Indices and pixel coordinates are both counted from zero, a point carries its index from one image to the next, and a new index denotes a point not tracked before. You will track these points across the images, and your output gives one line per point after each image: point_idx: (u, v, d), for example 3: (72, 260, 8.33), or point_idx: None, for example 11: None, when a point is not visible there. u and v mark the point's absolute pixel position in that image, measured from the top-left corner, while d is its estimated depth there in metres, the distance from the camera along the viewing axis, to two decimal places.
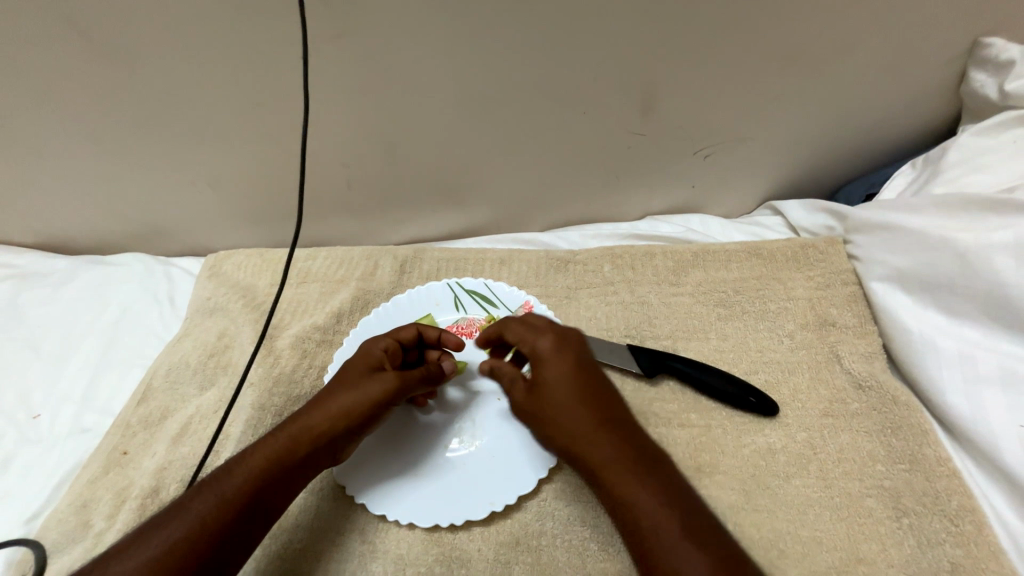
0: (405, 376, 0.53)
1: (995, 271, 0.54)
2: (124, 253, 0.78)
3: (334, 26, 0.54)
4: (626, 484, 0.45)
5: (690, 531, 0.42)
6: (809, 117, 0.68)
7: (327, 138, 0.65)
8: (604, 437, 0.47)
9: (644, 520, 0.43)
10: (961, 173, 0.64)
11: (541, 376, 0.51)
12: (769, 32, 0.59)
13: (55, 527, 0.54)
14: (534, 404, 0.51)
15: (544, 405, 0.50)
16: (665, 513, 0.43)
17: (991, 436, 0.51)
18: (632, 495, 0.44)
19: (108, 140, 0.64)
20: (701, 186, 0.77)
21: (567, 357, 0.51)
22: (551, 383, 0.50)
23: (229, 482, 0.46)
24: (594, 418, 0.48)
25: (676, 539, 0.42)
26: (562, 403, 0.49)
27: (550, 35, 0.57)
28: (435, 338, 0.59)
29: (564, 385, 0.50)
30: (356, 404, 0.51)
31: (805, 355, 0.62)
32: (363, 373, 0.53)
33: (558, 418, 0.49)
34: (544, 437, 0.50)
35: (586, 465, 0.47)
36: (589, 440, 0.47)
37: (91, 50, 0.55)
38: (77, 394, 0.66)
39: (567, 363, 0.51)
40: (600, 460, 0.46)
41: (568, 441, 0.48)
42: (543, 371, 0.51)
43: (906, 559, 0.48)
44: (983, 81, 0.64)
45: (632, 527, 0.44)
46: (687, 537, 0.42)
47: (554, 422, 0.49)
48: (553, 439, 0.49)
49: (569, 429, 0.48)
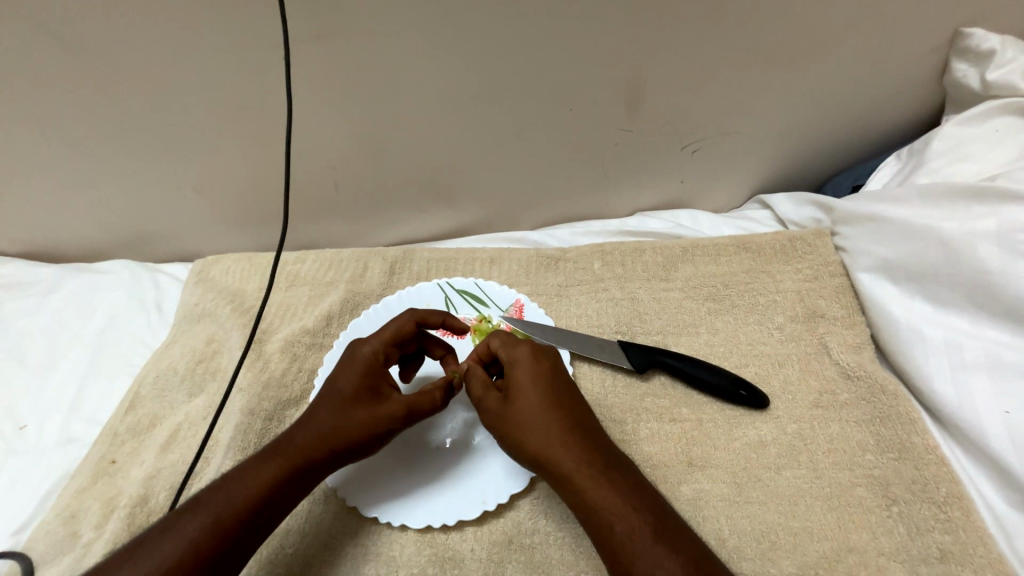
0: (412, 406, 0.51)
1: (979, 260, 0.54)
2: (109, 260, 0.78)
3: (315, 27, 0.54)
4: (596, 488, 0.45)
5: (663, 536, 0.43)
6: (794, 110, 0.69)
7: (312, 140, 0.64)
8: (578, 443, 0.47)
9: (618, 526, 0.43)
10: (945, 163, 0.65)
11: (516, 382, 0.50)
12: (752, 26, 0.59)
13: (43, 538, 0.53)
14: (505, 410, 0.49)
15: (517, 411, 0.49)
16: (637, 519, 0.43)
17: (978, 423, 0.52)
18: (604, 501, 0.44)
19: (90, 147, 0.63)
20: (689, 180, 0.77)
21: (541, 365, 0.52)
22: (528, 387, 0.50)
23: (225, 504, 0.45)
24: (568, 423, 0.48)
25: (649, 545, 0.42)
26: (535, 408, 0.49)
27: (534, 33, 0.57)
28: (438, 323, 0.59)
29: (538, 390, 0.50)
30: (356, 431, 0.50)
31: (794, 347, 0.62)
32: (364, 393, 0.52)
33: (531, 423, 0.48)
34: (512, 444, 0.49)
35: (559, 471, 0.46)
36: (563, 445, 0.47)
37: (71, 56, 0.54)
38: (64, 404, 0.65)
39: (540, 371, 0.51)
40: (573, 466, 0.46)
41: (540, 446, 0.47)
42: (518, 377, 0.51)
43: (896, 547, 0.49)
44: (965, 71, 0.64)
45: (605, 534, 0.43)
46: (661, 543, 0.42)
47: (526, 427, 0.48)
48: (524, 445, 0.48)
49: (543, 434, 0.47)
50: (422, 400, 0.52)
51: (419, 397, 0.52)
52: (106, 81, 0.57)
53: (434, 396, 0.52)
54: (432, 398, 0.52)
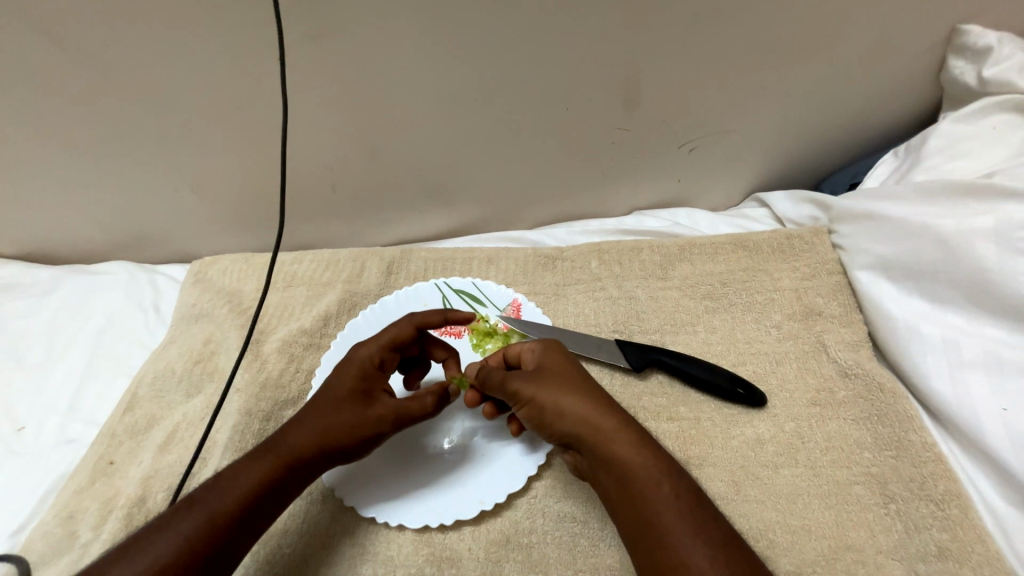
0: (401, 413, 0.52)
1: (977, 255, 0.54)
2: (107, 261, 0.78)
3: (310, 28, 0.54)
4: (636, 451, 0.45)
5: (701, 502, 0.44)
6: (791, 108, 0.69)
7: (309, 141, 0.64)
8: (617, 412, 0.48)
9: (664, 484, 0.43)
10: (941, 161, 0.64)
11: (552, 359, 0.52)
12: (747, 24, 0.59)
13: (40, 539, 0.53)
14: (543, 378, 0.50)
15: (557, 379, 0.50)
16: (678, 483, 0.44)
17: (976, 420, 0.52)
18: (648, 463, 0.45)
19: (86, 147, 0.63)
20: (687, 179, 0.77)
21: (568, 352, 0.54)
22: (562, 365, 0.52)
23: (217, 503, 0.45)
24: (604, 396, 0.49)
25: (692, 507, 0.43)
26: (575, 379, 0.50)
27: (529, 32, 0.57)
28: (439, 321, 0.59)
29: (575, 367, 0.52)
30: (347, 435, 0.50)
31: (792, 346, 0.62)
32: (357, 396, 0.52)
33: (573, 389, 0.49)
34: (552, 407, 0.48)
35: (602, 433, 0.46)
36: (605, 410, 0.48)
37: (66, 57, 0.54)
38: (61, 405, 0.65)
39: (569, 356, 0.53)
40: (618, 428, 0.46)
41: (585, 409, 0.47)
42: (553, 356, 0.52)
43: (893, 544, 0.49)
44: (961, 68, 0.64)
45: (652, 495, 0.43)
46: (701, 508, 0.43)
47: (569, 391, 0.48)
48: (565, 408, 0.48)
49: (584, 399, 0.48)
50: (412, 407, 0.52)
51: (408, 404, 0.52)
52: (102, 82, 0.57)
53: (425, 402, 0.53)
54: (422, 405, 0.53)
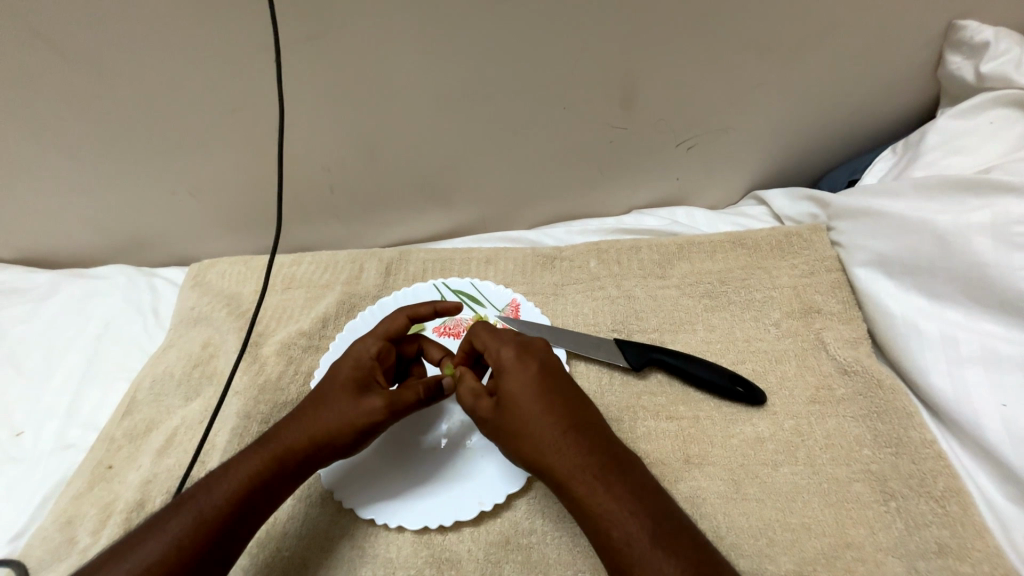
0: (395, 403, 0.51)
1: (973, 251, 0.54)
2: (106, 265, 0.78)
3: (305, 30, 0.54)
4: (591, 496, 0.44)
5: (663, 538, 0.42)
6: (788, 105, 0.69)
7: (307, 143, 0.64)
8: (571, 448, 0.46)
9: (616, 532, 0.43)
10: (938, 156, 0.64)
11: (505, 387, 0.49)
12: (743, 21, 0.59)
13: (39, 544, 0.53)
14: (499, 416, 0.49)
15: (509, 419, 0.48)
16: (635, 523, 0.43)
17: (974, 415, 0.51)
18: (602, 509, 0.44)
19: (81, 150, 0.63)
20: (685, 177, 0.77)
21: (529, 368, 0.50)
22: (516, 394, 0.48)
23: (208, 501, 0.45)
24: (558, 427, 0.47)
25: (648, 550, 0.42)
26: (527, 414, 0.47)
27: (524, 32, 0.57)
28: (430, 313, 0.58)
29: (529, 393, 0.48)
30: (338, 428, 0.49)
31: (791, 343, 0.62)
32: (351, 386, 0.51)
33: (522, 431, 0.47)
34: (509, 451, 0.49)
35: (555, 477, 0.46)
36: (556, 453, 0.46)
37: (62, 62, 0.54)
38: (61, 410, 0.65)
39: (528, 375, 0.49)
40: (567, 473, 0.45)
41: (534, 455, 0.47)
42: (506, 382, 0.49)
43: (894, 542, 0.49)
44: (959, 64, 0.64)
45: (605, 541, 0.44)
46: (660, 547, 0.42)
47: (519, 434, 0.47)
48: (519, 453, 0.48)
49: (535, 443, 0.47)
50: (404, 395, 0.51)
51: (401, 393, 0.51)
52: (97, 86, 0.57)
53: (417, 391, 0.52)
54: (415, 393, 0.52)
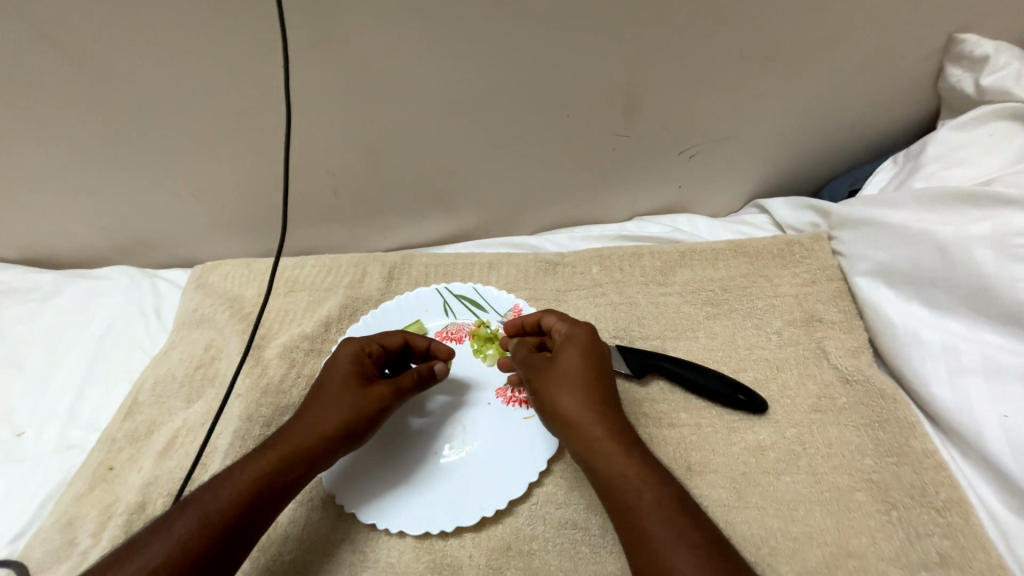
0: (398, 388, 0.53)
1: (973, 262, 0.54)
2: (109, 267, 0.78)
3: (312, 35, 0.54)
4: (624, 458, 0.47)
5: (687, 511, 0.44)
6: (789, 115, 0.69)
7: (312, 147, 0.65)
8: (610, 416, 0.49)
9: (645, 493, 0.44)
10: (939, 167, 0.65)
11: (565, 351, 0.53)
12: (746, 32, 0.60)
13: (39, 546, 0.53)
14: (549, 373, 0.52)
15: (559, 375, 0.52)
16: (664, 491, 0.45)
17: (975, 425, 0.52)
18: (632, 471, 0.46)
19: (88, 151, 0.63)
20: (688, 185, 0.77)
21: (592, 343, 0.54)
22: (572, 358, 0.53)
23: (213, 503, 0.45)
24: (602, 396, 0.51)
25: (672, 515, 0.43)
26: (579, 376, 0.51)
27: (529, 40, 0.57)
28: (424, 347, 0.58)
29: (588, 360, 0.53)
30: (346, 419, 0.51)
31: (792, 351, 0.62)
32: (350, 380, 0.53)
33: (571, 387, 0.51)
34: (547, 407, 0.51)
35: (589, 435, 0.48)
36: (596, 415, 0.49)
37: (70, 64, 0.55)
38: (62, 410, 0.65)
39: (591, 347, 0.54)
40: (603, 433, 0.48)
41: (574, 411, 0.49)
42: (569, 347, 0.54)
43: (895, 551, 0.49)
44: (959, 76, 0.65)
45: (629, 500, 0.45)
46: (684, 516, 0.43)
47: (566, 389, 0.51)
48: (558, 408, 0.50)
49: (580, 400, 0.50)
50: (404, 380, 0.54)
51: (401, 379, 0.54)
52: (105, 88, 0.57)
53: (414, 376, 0.55)
54: (411, 377, 0.55)
